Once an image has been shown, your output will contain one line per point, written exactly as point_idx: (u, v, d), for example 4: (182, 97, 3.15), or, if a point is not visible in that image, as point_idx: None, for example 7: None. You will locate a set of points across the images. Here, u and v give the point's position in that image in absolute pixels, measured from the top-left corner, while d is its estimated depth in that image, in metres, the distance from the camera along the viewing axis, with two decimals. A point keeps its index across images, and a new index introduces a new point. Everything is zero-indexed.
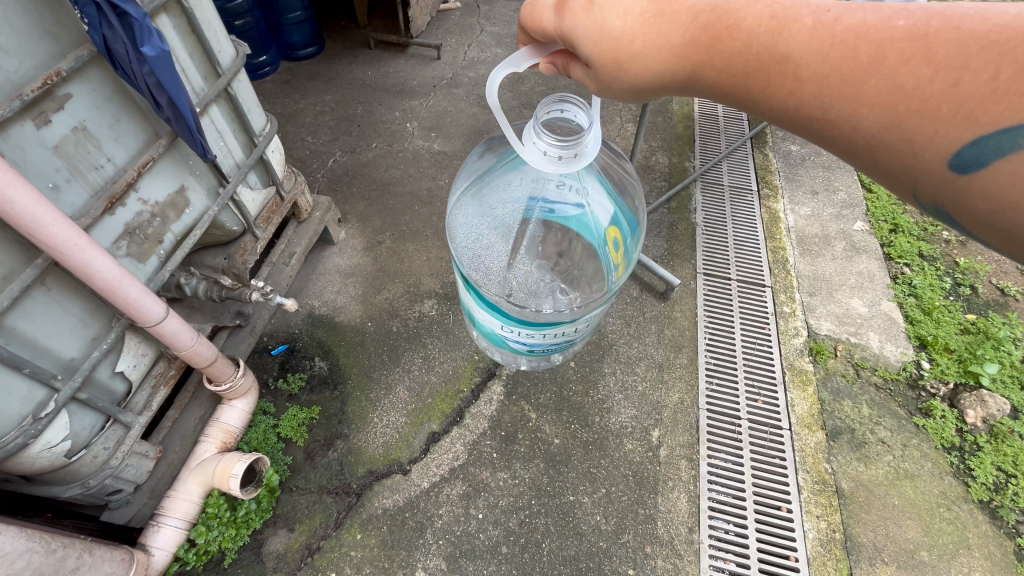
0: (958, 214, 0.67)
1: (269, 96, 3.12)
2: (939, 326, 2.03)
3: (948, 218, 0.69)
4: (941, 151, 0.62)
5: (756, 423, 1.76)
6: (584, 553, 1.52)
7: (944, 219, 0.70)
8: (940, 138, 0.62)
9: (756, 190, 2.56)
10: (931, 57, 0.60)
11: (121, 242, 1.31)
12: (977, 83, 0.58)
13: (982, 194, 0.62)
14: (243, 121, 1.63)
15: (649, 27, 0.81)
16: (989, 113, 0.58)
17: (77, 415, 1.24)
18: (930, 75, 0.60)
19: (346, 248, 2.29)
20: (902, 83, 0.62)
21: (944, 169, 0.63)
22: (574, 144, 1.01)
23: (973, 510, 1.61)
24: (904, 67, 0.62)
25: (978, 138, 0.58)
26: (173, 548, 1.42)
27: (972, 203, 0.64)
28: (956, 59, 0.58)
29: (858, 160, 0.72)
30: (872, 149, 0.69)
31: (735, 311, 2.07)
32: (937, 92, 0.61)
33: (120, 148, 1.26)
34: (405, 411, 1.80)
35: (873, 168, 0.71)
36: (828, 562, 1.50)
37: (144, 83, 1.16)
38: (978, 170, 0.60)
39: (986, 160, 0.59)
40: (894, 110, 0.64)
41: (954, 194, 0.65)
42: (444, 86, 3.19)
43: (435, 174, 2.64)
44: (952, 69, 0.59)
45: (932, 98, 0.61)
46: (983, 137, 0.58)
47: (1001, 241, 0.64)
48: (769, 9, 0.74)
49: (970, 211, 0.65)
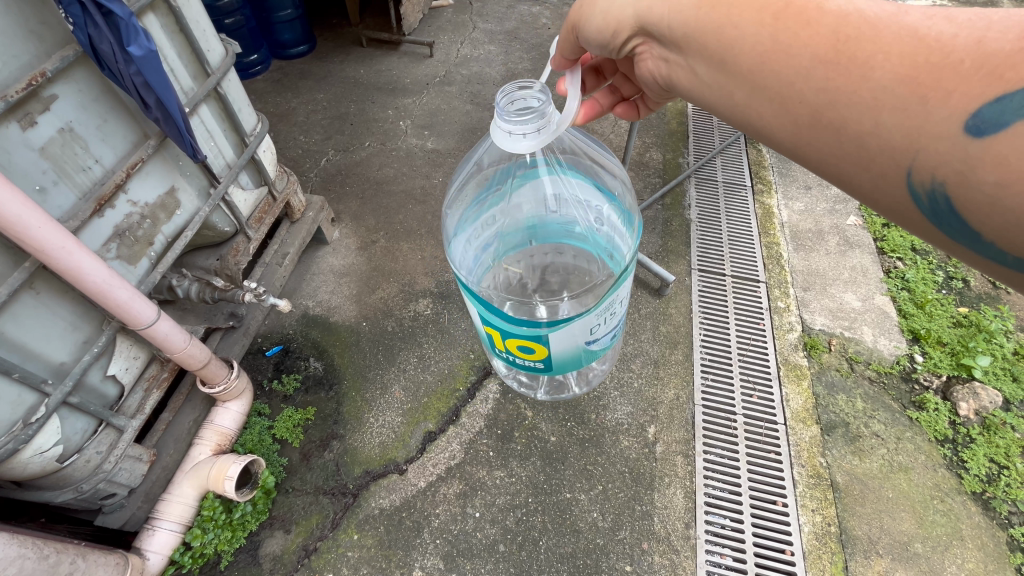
0: (958, 195, 0.65)
1: (261, 95, 3.10)
2: (932, 319, 2.04)
3: (942, 206, 0.67)
4: (958, 110, 0.62)
5: (751, 418, 1.77)
6: (581, 550, 1.52)
7: (937, 210, 0.68)
8: (957, 97, 0.62)
9: (750, 185, 2.57)
10: (954, 16, 0.63)
11: (111, 244, 1.29)
12: (1003, 42, 0.60)
13: (991, 164, 0.61)
14: (233, 121, 1.62)
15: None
16: (1013, 69, 0.59)
17: (68, 419, 1.23)
18: (953, 31, 0.63)
19: (340, 248, 2.28)
20: (924, 33, 0.64)
21: (957, 132, 0.63)
22: (535, 119, 0.99)
23: (965, 502, 1.62)
24: (927, 21, 0.64)
25: (1002, 94, 0.59)
26: (168, 551, 1.42)
27: (979, 176, 0.63)
28: (979, 22, 0.61)
29: (858, 121, 0.70)
30: (878, 103, 0.67)
31: (729, 306, 2.08)
32: (960, 48, 0.63)
33: (108, 149, 1.25)
34: (401, 410, 1.79)
35: (877, 139, 0.69)
36: (824, 556, 1.51)
37: (131, 83, 1.14)
38: (994, 132, 0.59)
39: (1005, 120, 0.58)
40: (915, 65, 0.65)
41: (963, 165, 0.63)
42: (437, 84, 3.17)
43: (429, 172, 2.63)
44: (977, 27, 0.61)
45: (953, 52, 0.63)
46: (1006, 94, 0.59)
47: (1001, 224, 0.62)
48: None
49: (976, 189, 0.63)
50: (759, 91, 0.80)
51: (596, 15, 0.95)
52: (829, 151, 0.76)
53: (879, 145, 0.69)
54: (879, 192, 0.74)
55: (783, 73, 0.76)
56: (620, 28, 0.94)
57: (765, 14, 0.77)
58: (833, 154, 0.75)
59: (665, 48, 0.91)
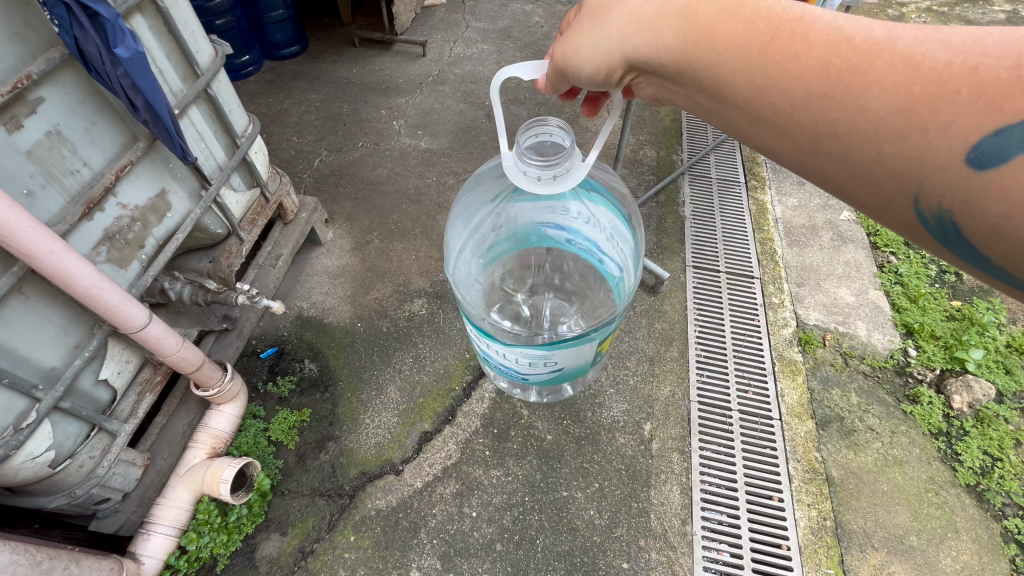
0: (962, 220, 0.67)
1: (254, 96, 3.08)
2: (925, 313, 2.05)
3: (949, 230, 0.69)
4: (958, 143, 0.62)
5: (747, 413, 1.77)
6: (578, 547, 1.52)
7: (944, 232, 0.69)
8: (958, 128, 0.62)
9: (743, 182, 2.57)
10: (947, 40, 0.63)
11: (101, 247, 1.29)
12: (1000, 69, 0.60)
13: (995, 196, 0.62)
14: (224, 122, 1.61)
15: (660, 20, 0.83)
16: (1011, 101, 0.59)
17: (60, 424, 1.22)
18: (948, 58, 0.63)
19: (334, 249, 2.28)
20: (919, 61, 0.64)
21: (959, 164, 0.63)
22: (555, 166, 1.01)
23: (960, 494, 1.63)
24: (920, 47, 0.64)
25: (1000, 128, 0.59)
26: (163, 555, 1.41)
27: (983, 205, 0.64)
28: (974, 46, 0.61)
29: (860, 151, 0.71)
30: (878, 135, 0.68)
31: (724, 303, 2.08)
32: (956, 76, 0.62)
33: (97, 152, 1.24)
34: (397, 411, 1.79)
35: (880, 167, 0.70)
36: (820, 550, 1.52)
37: (119, 86, 1.14)
38: (997, 165, 0.60)
39: (1007, 153, 0.59)
40: (911, 96, 0.64)
41: (966, 194, 0.64)
42: (430, 83, 3.16)
43: (422, 172, 2.62)
44: (972, 53, 0.61)
45: (951, 81, 0.63)
46: (1005, 127, 0.59)
47: (1008, 251, 0.63)
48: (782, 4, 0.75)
49: (980, 217, 0.65)
50: (758, 120, 0.80)
51: (577, 60, 0.91)
52: (834, 175, 0.76)
53: (884, 174, 0.70)
54: (884, 213, 0.75)
55: (778, 105, 0.76)
56: (607, 69, 0.91)
57: (751, 47, 0.76)
58: (839, 177, 0.76)
59: (652, 75, 0.90)
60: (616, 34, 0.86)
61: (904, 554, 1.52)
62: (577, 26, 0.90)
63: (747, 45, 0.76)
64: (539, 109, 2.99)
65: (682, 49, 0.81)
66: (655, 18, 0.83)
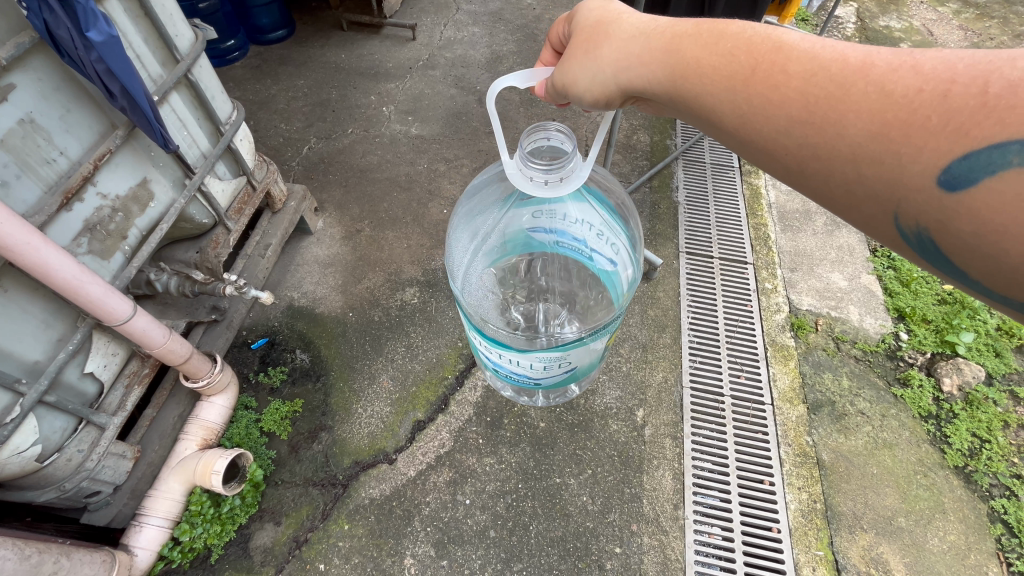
0: (942, 239, 0.63)
1: (240, 82, 3.01)
2: (917, 297, 2.05)
3: (930, 248, 0.65)
4: (930, 165, 0.60)
5: (739, 398, 1.78)
6: (571, 533, 1.53)
7: (926, 250, 0.66)
8: (929, 151, 0.60)
9: (737, 167, 2.56)
10: (919, 65, 0.61)
11: (81, 238, 1.26)
12: (966, 96, 0.58)
13: (969, 217, 0.59)
14: (207, 109, 1.58)
15: (649, 50, 0.84)
16: (978, 127, 0.57)
17: (46, 417, 1.21)
18: (919, 85, 0.61)
19: (324, 238, 2.25)
20: (891, 88, 0.62)
21: (930, 186, 0.61)
22: (559, 169, 0.99)
23: (948, 476, 1.65)
24: (894, 73, 0.63)
25: (969, 151, 0.57)
26: (156, 547, 1.41)
27: (960, 224, 0.60)
28: (943, 73, 0.59)
29: (840, 173, 0.68)
30: (856, 158, 0.66)
31: (717, 289, 2.08)
32: (926, 101, 0.60)
33: (73, 140, 1.21)
34: (390, 400, 1.79)
35: (859, 189, 0.68)
36: (810, 532, 1.54)
37: (94, 72, 1.10)
38: (967, 186, 0.57)
39: (975, 175, 0.57)
40: (882, 119, 0.63)
41: (940, 214, 0.61)
42: (420, 67, 3.11)
43: (413, 159, 2.59)
44: (942, 79, 0.59)
45: (921, 107, 0.60)
46: (973, 151, 0.57)
47: (986, 268, 0.59)
48: (762, 31, 0.74)
49: (957, 236, 0.61)
50: (743, 144, 0.79)
51: (576, 92, 0.93)
52: (819, 195, 0.74)
53: (867, 197, 0.68)
54: (871, 230, 0.72)
55: (762, 131, 0.74)
56: (606, 100, 0.92)
57: (733, 79, 0.75)
58: (824, 198, 0.73)
59: (650, 100, 0.91)
60: (610, 68, 0.88)
61: (894, 536, 1.54)
62: (571, 58, 0.92)
63: (728, 80, 0.76)
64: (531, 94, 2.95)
65: (670, 79, 0.82)
66: (645, 53, 0.84)
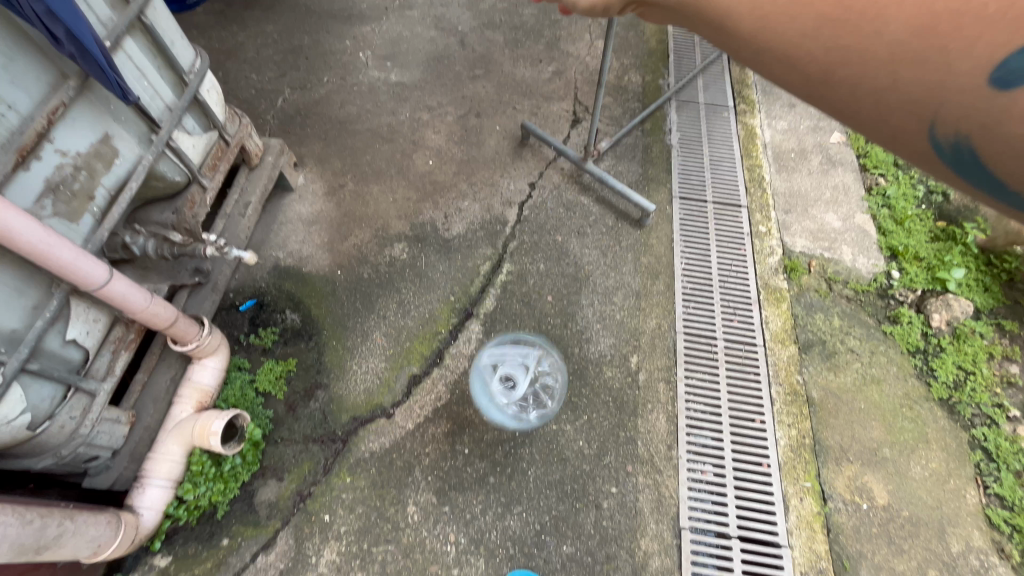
0: (980, 147, 0.56)
1: (203, 28, 2.80)
2: (910, 235, 2.04)
3: (965, 158, 0.57)
4: (979, 60, 0.51)
5: (731, 341, 1.80)
6: (568, 476, 1.57)
7: (959, 162, 0.58)
8: (981, 45, 0.51)
9: (732, 106, 2.47)
10: None
11: (45, 200, 1.19)
12: None
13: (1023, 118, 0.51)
14: (167, 57, 1.46)
15: None
16: None
17: (32, 386, 1.19)
18: None
19: (306, 194, 2.17)
20: None
21: (977, 86, 0.52)
22: None
23: (932, 407, 1.70)
24: None
25: None
26: (161, 507, 1.43)
27: (1007, 129, 0.53)
28: None
29: (870, 79, 0.59)
30: (890, 59, 0.56)
31: (711, 233, 2.05)
32: None
33: (22, 93, 1.12)
34: (384, 356, 1.78)
35: (890, 99, 0.59)
36: (798, 465, 1.59)
37: (32, 13, 0.99)
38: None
39: None
40: (925, 10, 0.53)
41: (985, 117, 0.53)
42: (397, 7, 2.91)
43: (394, 108, 2.47)
44: None
45: None
46: None
47: None
48: None
49: (1000, 142, 0.54)
50: (759, 56, 0.68)
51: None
52: (839, 112, 0.64)
53: (897, 108, 0.59)
54: (897, 148, 0.63)
55: (785, 35, 0.64)
56: (605, 2, 0.88)
57: None
58: (845, 116, 0.64)
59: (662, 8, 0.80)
60: None
61: (880, 466, 1.59)
62: None
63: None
64: (516, 34, 2.79)
65: None
66: None
